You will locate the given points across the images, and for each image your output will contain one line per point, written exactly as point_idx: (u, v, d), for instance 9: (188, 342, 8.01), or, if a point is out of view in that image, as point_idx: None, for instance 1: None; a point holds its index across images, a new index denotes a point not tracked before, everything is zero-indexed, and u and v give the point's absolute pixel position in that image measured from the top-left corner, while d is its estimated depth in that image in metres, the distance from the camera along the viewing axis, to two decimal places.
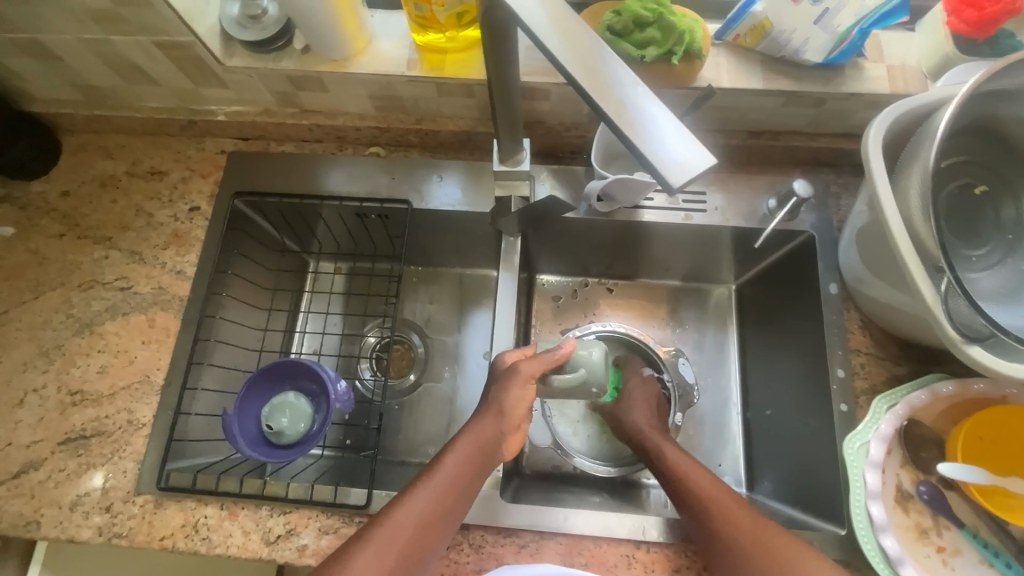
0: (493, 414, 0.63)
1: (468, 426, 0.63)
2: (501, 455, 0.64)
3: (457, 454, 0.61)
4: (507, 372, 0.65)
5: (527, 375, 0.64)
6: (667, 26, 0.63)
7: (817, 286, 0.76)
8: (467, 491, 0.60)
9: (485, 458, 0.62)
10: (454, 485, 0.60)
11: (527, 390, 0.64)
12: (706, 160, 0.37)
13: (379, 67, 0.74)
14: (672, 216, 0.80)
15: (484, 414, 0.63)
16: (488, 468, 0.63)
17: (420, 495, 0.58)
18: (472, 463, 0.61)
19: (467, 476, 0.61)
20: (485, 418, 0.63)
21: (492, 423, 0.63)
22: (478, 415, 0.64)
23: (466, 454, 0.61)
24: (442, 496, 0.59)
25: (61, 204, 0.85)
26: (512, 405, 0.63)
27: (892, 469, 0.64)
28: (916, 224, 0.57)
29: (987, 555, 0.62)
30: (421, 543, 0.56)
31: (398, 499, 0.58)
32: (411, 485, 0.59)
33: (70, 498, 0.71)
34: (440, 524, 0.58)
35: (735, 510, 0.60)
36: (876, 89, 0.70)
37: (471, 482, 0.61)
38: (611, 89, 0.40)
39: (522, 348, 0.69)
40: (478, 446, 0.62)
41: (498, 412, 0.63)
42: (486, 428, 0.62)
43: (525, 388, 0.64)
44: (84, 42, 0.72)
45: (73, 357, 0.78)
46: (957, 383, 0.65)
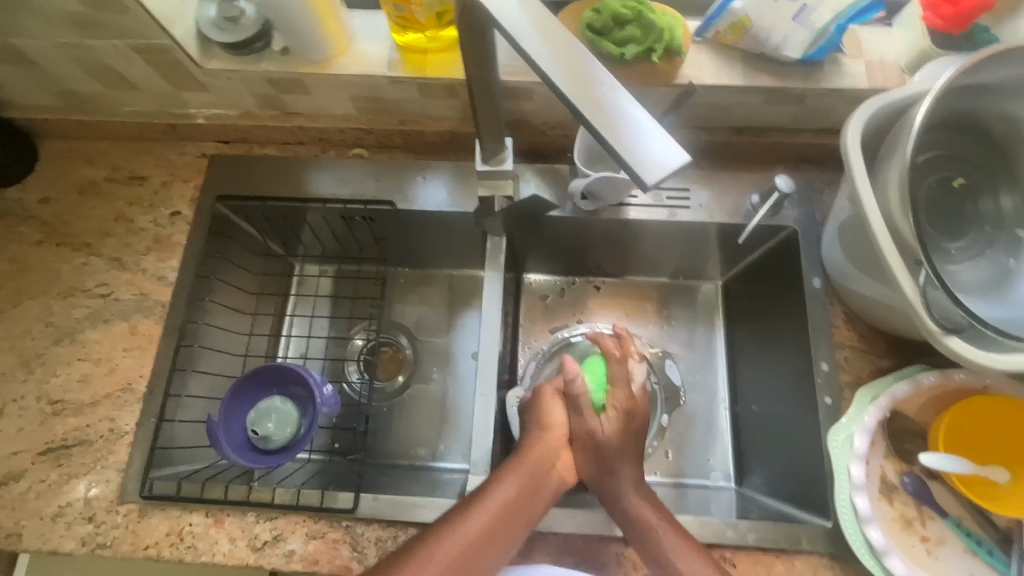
0: (540, 434, 0.67)
1: (522, 453, 0.65)
2: (559, 481, 0.65)
3: (509, 476, 0.62)
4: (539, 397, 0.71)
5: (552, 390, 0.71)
6: (647, 24, 0.64)
7: (802, 281, 0.76)
8: (519, 515, 0.61)
9: (535, 483, 0.63)
10: (505, 507, 0.60)
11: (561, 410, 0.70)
12: (681, 159, 0.37)
13: (360, 68, 0.74)
14: (657, 214, 0.80)
15: (534, 440, 0.67)
16: (540, 495, 0.63)
17: (470, 514, 0.58)
18: (523, 486, 0.62)
19: (519, 499, 0.61)
20: (537, 443, 0.66)
21: (546, 451, 0.66)
22: (533, 441, 0.67)
23: (519, 477, 0.62)
24: (493, 517, 0.59)
25: (40, 211, 0.83)
26: (552, 417, 0.69)
27: (876, 460, 0.65)
28: (895, 217, 0.58)
29: (971, 544, 0.62)
30: (466, 562, 0.56)
31: (448, 517, 0.59)
32: (462, 505, 0.60)
33: (53, 509, 0.70)
34: (490, 545, 0.58)
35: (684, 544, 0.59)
36: (856, 85, 0.70)
37: (523, 507, 0.61)
38: (589, 89, 0.40)
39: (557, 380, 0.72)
40: (528, 470, 0.63)
41: (544, 433, 0.68)
42: (539, 453, 0.65)
43: (557, 408, 0.70)
44: (59, 47, 0.71)
45: (54, 366, 0.76)
46: (939, 374, 0.66)
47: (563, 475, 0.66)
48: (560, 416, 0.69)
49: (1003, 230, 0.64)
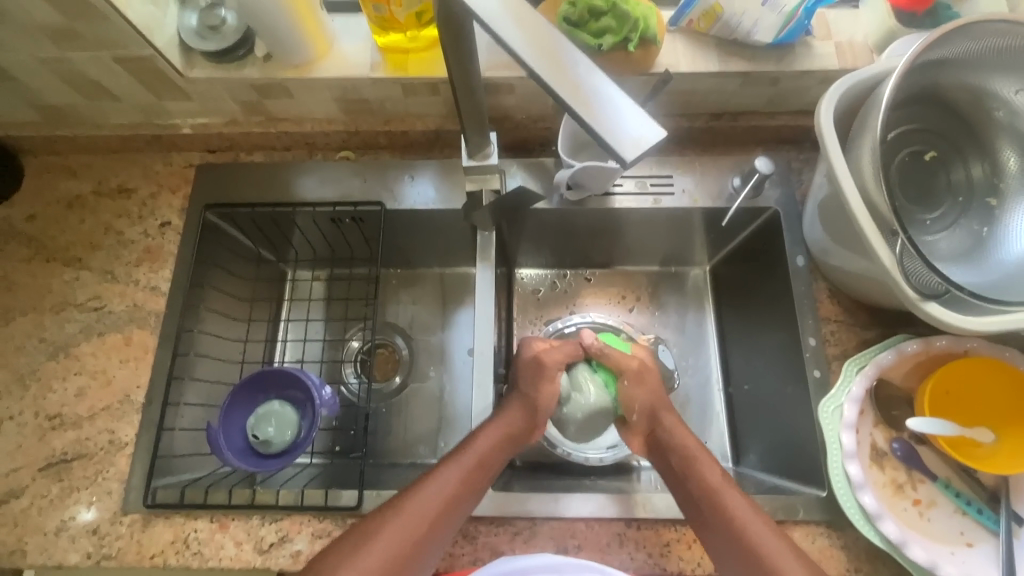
0: (526, 406, 0.67)
1: (497, 415, 0.67)
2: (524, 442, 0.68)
3: (485, 436, 0.64)
4: (531, 366, 0.69)
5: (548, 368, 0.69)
6: (621, 15, 0.65)
7: (786, 260, 0.78)
8: (490, 471, 0.63)
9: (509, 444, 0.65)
10: (479, 464, 0.63)
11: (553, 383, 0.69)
12: (658, 135, 0.38)
13: (342, 71, 0.75)
14: (642, 201, 0.82)
15: (512, 403, 0.68)
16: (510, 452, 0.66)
17: (449, 471, 0.61)
18: (499, 446, 0.64)
19: (492, 457, 0.64)
20: (519, 407, 0.68)
21: (520, 414, 0.67)
22: (508, 407, 0.68)
23: (494, 438, 0.65)
24: (469, 471, 0.62)
25: (28, 227, 0.83)
26: (542, 396, 0.68)
27: (866, 429, 0.67)
28: (870, 190, 0.60)
29: (961, 505, 0.64)
30: (444, 513, 0.59)
31: (428, 473, 0.61)
32: (443, 462, 0.62)
33: (55, 524, 0.70)
34: (465, 498, 0.61)
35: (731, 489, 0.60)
36: (827, 65, 0.72)
37: (495, 465, 0.64)
38: (566, 71, 0.41)
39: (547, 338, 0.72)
40: (504, 431, 0.65)
41: (525, 400, 0.68)
42: (516, 415, 0.67)
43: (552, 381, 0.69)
44: (41, 62, 0.71)
45: (49, 381, 0.76)
46: (921, 341, 0.67)
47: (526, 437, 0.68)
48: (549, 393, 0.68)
49: (975, 198, 0.66)
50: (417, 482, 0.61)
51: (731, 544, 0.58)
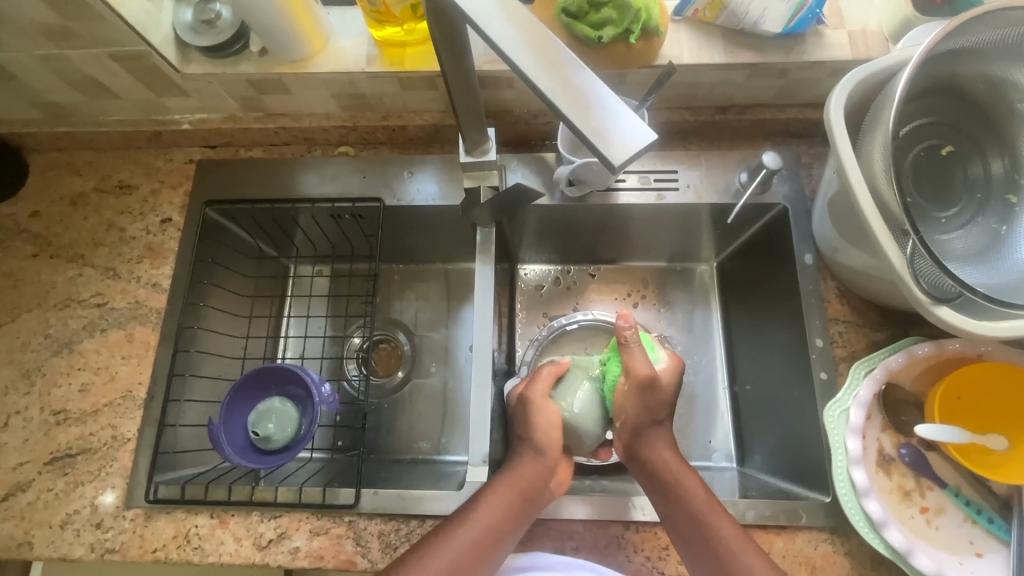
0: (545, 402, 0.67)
1: (509, 468, 0.63)
2: (547, 498, 0.64)
3: (498, 496, 0.61)
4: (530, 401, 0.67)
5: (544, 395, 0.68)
6: (622, 5, 0.62)
7: (794, 258, 0.76)
8: (506, 533, 0.60)
9: (526, 504, 0.62)
10: (495, 526, 0.60)
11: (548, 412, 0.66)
12: (649, 138, 0.37)
13: (338, 66, 0.73)
14: (645, 197, 0.79)
15: (523, 456, 0.64)
16: (532, 508, 0.62)
17: (456, 536, 0.59)
18: (513, 508, 0.61)
19: (506, 519, 0.60)
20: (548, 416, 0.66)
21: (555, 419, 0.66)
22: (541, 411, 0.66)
23: (508, 498, 0.61)
24: (483, 534, 0.59)
25: (32, 224, 0.84)
26: (544, 432, 0.65)
27: (873, 433, 0.65)
28: (881, 188, 0.57)
29: (970, 513, 0.62)
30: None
31: (433, 538, 0.59)
32: (449, 525, 0.60)
33: (61, 517, 0.71)
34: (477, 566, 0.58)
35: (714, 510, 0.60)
36: (839, 56, 0.69)
37: (507, 531, 0.60)
38: (552, 72, 0.40)
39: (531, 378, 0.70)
40: (518, 488, 0.62)
41: (534, 449, 0.64)
42: (530, 467, 0.63)
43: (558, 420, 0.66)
44: (38, 60, 0.71)
45: (54, 377, 0.77)
46: (933, 344, 0.65)
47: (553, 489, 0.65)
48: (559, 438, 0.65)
49: (993, 195, 0.63)
50: (421, 543, 0.59)
51: (708, 557, 0.58)
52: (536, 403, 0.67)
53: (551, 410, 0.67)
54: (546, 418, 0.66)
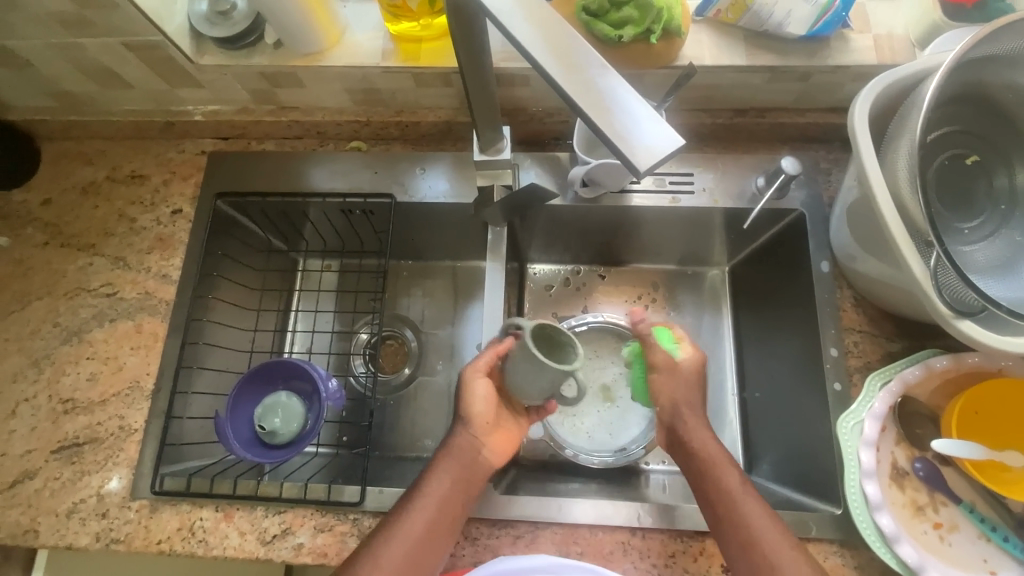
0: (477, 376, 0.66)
1: (446, 442, 0.66)
2: (488, 465, 0.66)
3: (441, 468, 0.63)
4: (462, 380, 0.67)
5: (477, 367, 0.66)
6: (644, 4, 0.61)
7: (809, 265, 0.75)
8: (456, 507, 0.62)
9: (468, 473, 0.64)
10: (444, 497, 0.62)
11: (480, 385, 0.66)
12: (675, 143, 0.36)
13: (353, 60, 0.73)
14: (659, 200, 0.78)
15: (457, 431, 0.66)
16: (476, 479, 0.64)
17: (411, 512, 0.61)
18: (457, 478, 0.63)
19: (453, 488, 0.63)
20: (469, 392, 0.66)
21: (485, 390, 0.66)
22: (466, 387, 0.66)
23: (451, 469, 0.64)
24: (433, 507, 0.61)
25: (43, 212, 0.84)
26: (471, 407, 0.66)
27: (887, 446, 0.64)
28: (904, 197, 0.56)
29: (984, 530, 0.61)
30: (417, 557, 0.59)
31: (393, 518, 0.61)
32: (404, 501, 0.62)
33: (67, 506, 0.71)
34: (433, 539, 0.60)
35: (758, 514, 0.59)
36: (864, 61, 0.68)
37: (457, 505, 0.62)
38: (576, 72, 0.39)
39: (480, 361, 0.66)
40: (459, 458, 0.64)
41: (463, 421, 0.66)
42: (467, 441, 0.65)
43: (488, 392, 0.66)
44: (53, 48, 0.71)
45: (63, 365, 0.77)
46: (951, 357, 0.64)
47: (492, 456, 0.66)
48: (485, 410, 0.66)
49: (1018, 208, 0.62)
50: (383, 523, 0.61)
51: (746, 552, 0.58)
52: (465, 379, 0.66)
53: (479, 384, 0.66)
54: (472, 393, 0.65)
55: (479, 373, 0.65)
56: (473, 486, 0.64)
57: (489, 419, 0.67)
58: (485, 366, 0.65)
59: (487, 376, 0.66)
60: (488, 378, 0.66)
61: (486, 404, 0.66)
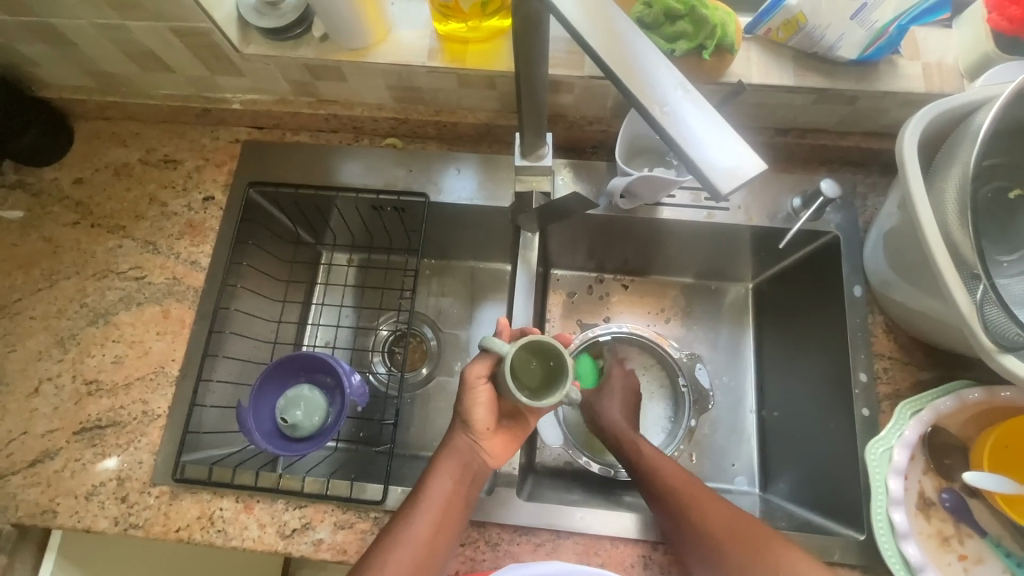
0: (479, 385, 0.62)
1: (446, 444, 0.65)
2: (488, 465, 0.65)
3: (443, 471, 0.63)
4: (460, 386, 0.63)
5: (478, 377, 0.62)
6: (699, 19, 0.62)
7: (842, 288, 0.74)
8: (457, 509, 0.62)
9: (469, 476, 0.64)
10: (446, 499, 0.62)
11: (480, 393, 0.63)
12: (757, 167, 0.36)
13: (399, 57, 0.72)
14: (694, 214, 0.78)
15: (455, 433, 0.65)
16: (475, 480, 0.65)
17: (415, 514, 0.60)
18: (458, 480, 0.63)
19: (455, 490, 0.63)
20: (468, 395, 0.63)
21: (486, 396, 0.63)
22: (465, 392, 0.63)
23: (453, 473, 0.63)
24: (438, 510, 0.61)
25: (75, 192, 0.84)
26: (472, 414, 0.63)
27: (915, 474, 0.64)
28: (952, 228, 0.56)
29: (1009, 564, 0.61)
30: (421, 559, 0.59)
31: (397, 522, 0.61)
32: (405, 505, 0.62)
33: (86, 488, 0.71)
34: (438, 541, 0.60)
35: (714, 503, 0.63)
36: (912, 88, 0.67)
37: (458, 507, 0.63)
38: (656, 92, 0.39)
39: (477, 369, 0.62)
40: (461, 460, 0.64)
41: (464, 425, 0.64)
42: (466, 444, 0.64)
43: (490, 399, 0.64)
44: (100, 28, 0.70)
45: (88, 346, 0.77)
46: (984, 390, 0.64)
47: (493, 458, 0.65)
48: (487, 417, 0.64)
49: None
50: (388, 529, 0.60)
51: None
52: (465, 384, 0.63)
53: (481, 391, 0.63)
54: (473, 399, 0.63)
55: (483, 382, 0.62)
56: (474, 487, 0.64)
57: (491, 424, 0.64)
58: (486, 373, 0.62)
59: (488, 382, 0.63)
60: (490, 383, 0.63)
61: (489, 409, 0.64)
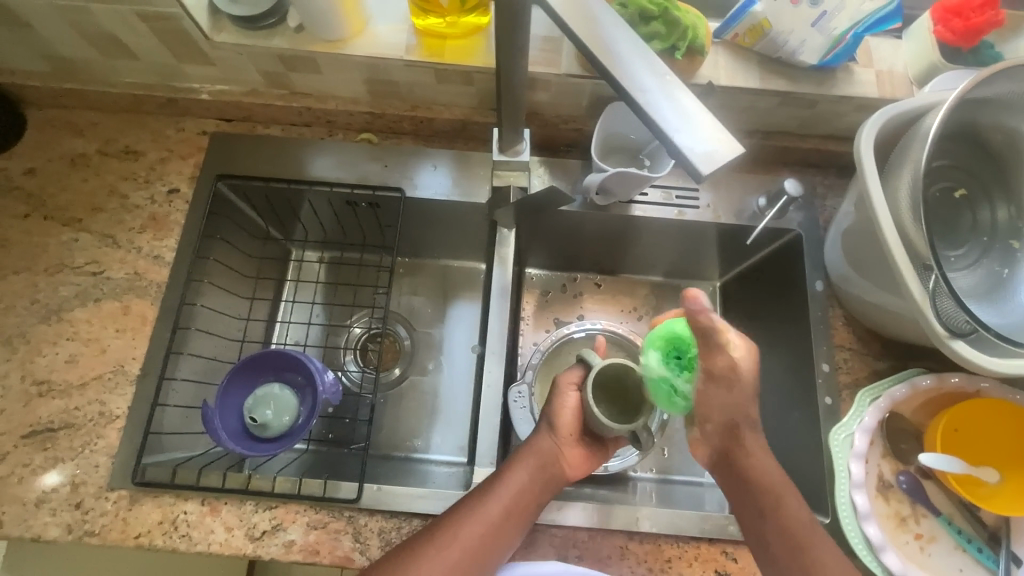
0: (567, 388, 0.65)
1: (532, 440, 0.65)
2: (566, 473, 0.65)
3: (524, 462, 0.63)
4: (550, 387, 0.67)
5: (569, 382, 0.65)
6: (672, 21, 0.64)
7: (804, 284, 0.78)
8: (529, 504, 0.61)
9: (548, 475, 0.63)
10: (521, 492, 0.61)
11: (571, 397, 0.65)
12: (735, 151, 0.38)
13: (376, 51, 0.72)
14: (665, 212, 0.80)
15: (540, 430, 0.66)
16: (551, 482, 0.63)
17: (489, 496, 0.60)
18: (534, 474, 0.62)
19: (532, 486, 0.62)
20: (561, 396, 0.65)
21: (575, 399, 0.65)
22: (557, 393, 0.66)
23: (532, 467, 0.63)
24: (512, 500, 0.60)
25: (26, 182, 0.79)
26: (562, 416, 0.65)
27: (874, 459, 0.67)
28: (905, 222, 0.60)
29: (960, 541, 0.65)
30: (485, 541, 0.58)
31: (467, 502, 0.60)
32: (479, 488, 0.62)
33: (34, 495, 0.67)
34: (505, 531, 0.59)
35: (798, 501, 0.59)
36: (866, 93, 0.72)
37: (530, 501, 0.62)
38: (639, 80, 0.41)
39: (569, 378, 0.66)
40: (543, 457, 0.63)
41: (551, 426, 0.65)
42: (547, 442, 0.64)
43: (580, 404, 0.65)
44: (59, 10, 0.68)
45: (39, 345, 0.73)
46: (935, 377, 0.68)
47: (571, 468, 0.65)
48: (575, 420, 0.65)
49: (999, 239, 0.66)
50: (457, 507, 0.60)
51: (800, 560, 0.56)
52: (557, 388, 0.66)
53: (572, 395, 0.65)
54: (564, 400, 0.65)
55: (573, 387, 0.65)
56: (548, 488, 0.63)
57: (577, 430, 0.65)
58: (578, 379, 0.65)
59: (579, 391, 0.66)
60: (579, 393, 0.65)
61: (577, 417, 0.65)
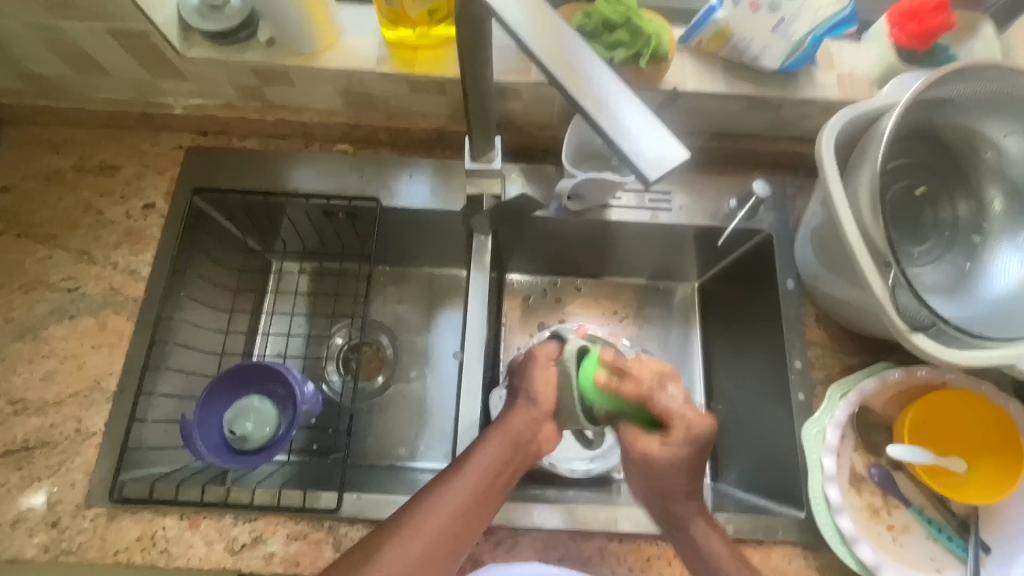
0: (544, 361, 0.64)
1: (501, 420, 0.63)
2: (538, 450, 0.62)
3: (490, 448, 0.60)
4: (526, 359, 0.65)
5: (547, 357, 0.64)
6: (635, 30, 0.67)
7: (776, 283, 0.79)
8: (499, 487, 0.59)
9: (518, 454, 0.61)
10: (487, 477, 0.59)
11: (549, 371, 0.63)
12: (682, 156, 0.39)
13: (349, 63, 0.73)
14: (639, 215, 0.82)
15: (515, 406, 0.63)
16: (523, 462, 0.61)
17: (451, 487, 0.58)
18: (505, 455, 0.60)
19: (501, 469, 0.60)
20: (539, 369, 0.64)
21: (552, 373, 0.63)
22: (533, 365, 0.64)
23: (501, 448, 0.61)
24: (476, 487, 0.58)
25: (0, 200, 0.79)
26: (540, 389, 0.63)
27: (846, 453, 0.69)
28: (865, 218, 0.61)
29: (932, 531, 0.66)
30: (451, 530, 0.56)
31: (434, 489, 0.58)
32: (445, 475, 0.60)
33: (11, 515, 0.66)
34: (472, 517, 0.57)
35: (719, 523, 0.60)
36: (829, 96, 0.74)
37: (500, 484, 0.60)
38: (589, 87, 0.42)
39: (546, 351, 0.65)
40: (510, 437, 0.61)
41: (526, 400, 0.63)
42: (521, 419, 0.62)
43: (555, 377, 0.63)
44: (29, 28, 0.68)
45: (14, 363, 0.72)
46: (903, 370, 0.70)
47: (544, 443, 0.63)
48: (553, 396, 0.63)
49: (960, 235, 0.68)
50: (424, 493, 0.58)
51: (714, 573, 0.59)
52: (534, 361, 0.64)
53: (549, 369, 0.63)
54: (541, 374, 0.63)
55: (549, 359, 0.64)
56: (519, 469, 0.61)
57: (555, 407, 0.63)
58: (555, 353, 0.64)
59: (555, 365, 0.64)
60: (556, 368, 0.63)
61: (556, 393, 0.63)
